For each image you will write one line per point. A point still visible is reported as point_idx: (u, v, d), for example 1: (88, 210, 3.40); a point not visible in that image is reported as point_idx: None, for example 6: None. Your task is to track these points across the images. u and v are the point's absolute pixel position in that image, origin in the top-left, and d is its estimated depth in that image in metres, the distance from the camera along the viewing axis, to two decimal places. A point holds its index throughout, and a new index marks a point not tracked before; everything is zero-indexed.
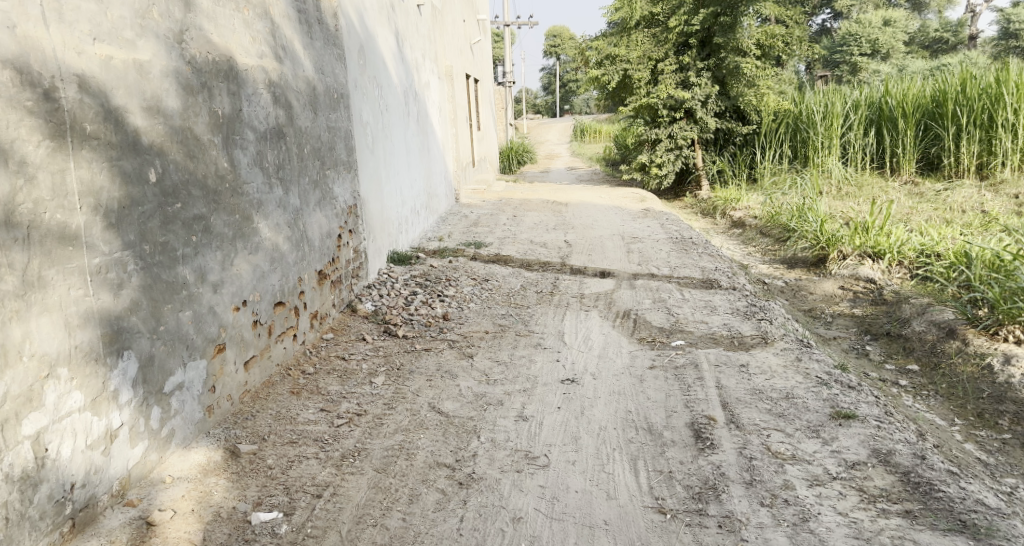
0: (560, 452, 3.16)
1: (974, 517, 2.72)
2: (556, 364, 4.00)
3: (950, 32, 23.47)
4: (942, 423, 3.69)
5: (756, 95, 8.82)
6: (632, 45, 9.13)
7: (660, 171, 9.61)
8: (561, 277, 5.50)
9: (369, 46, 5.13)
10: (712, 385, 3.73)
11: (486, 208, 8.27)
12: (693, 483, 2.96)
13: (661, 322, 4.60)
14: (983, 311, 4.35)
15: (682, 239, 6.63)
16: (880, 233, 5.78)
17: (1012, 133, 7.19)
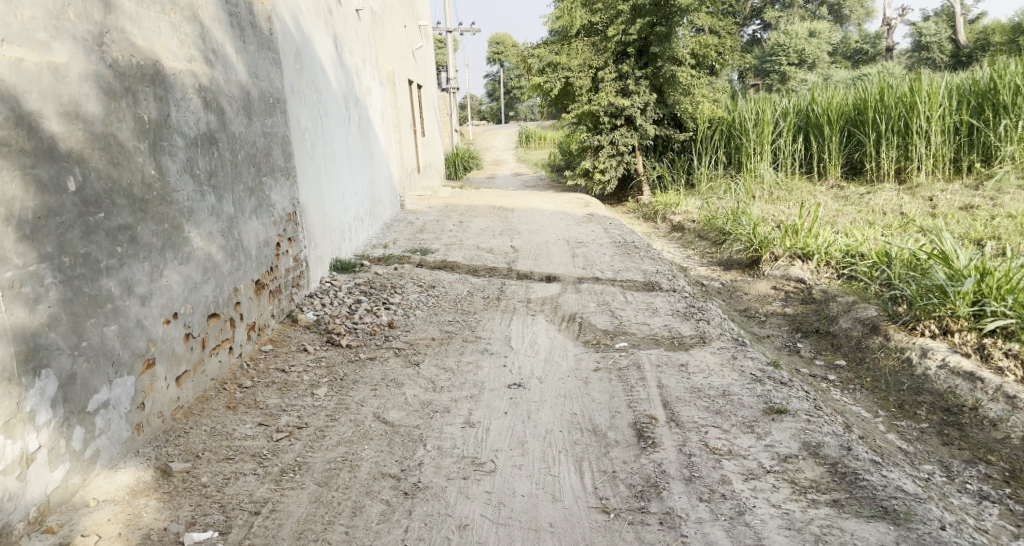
0: (507, 457, 3.24)
1: (895, 503, 2.90)
2: (503, 369, 4.07)
3: (869, 44, 24.53)
4: (867, 415, 3.89)
5: (692, 103, 9.09)
6: (573, 53, 9.29)
7: (602, 176, 9.72)
8: (508, 282, 5.59)
9: (306, 50, 5.14)
10: (654, 386, 3.86)
11: (432, 214, 8.31)
12: (636, 482, 3.08)
13: (605, 324, 4.73)
14: (903, 306, 4.55)
15: (624, 243, 6.80)
16: (809, 235, 6.04)
17: (925, 139, 7.58)
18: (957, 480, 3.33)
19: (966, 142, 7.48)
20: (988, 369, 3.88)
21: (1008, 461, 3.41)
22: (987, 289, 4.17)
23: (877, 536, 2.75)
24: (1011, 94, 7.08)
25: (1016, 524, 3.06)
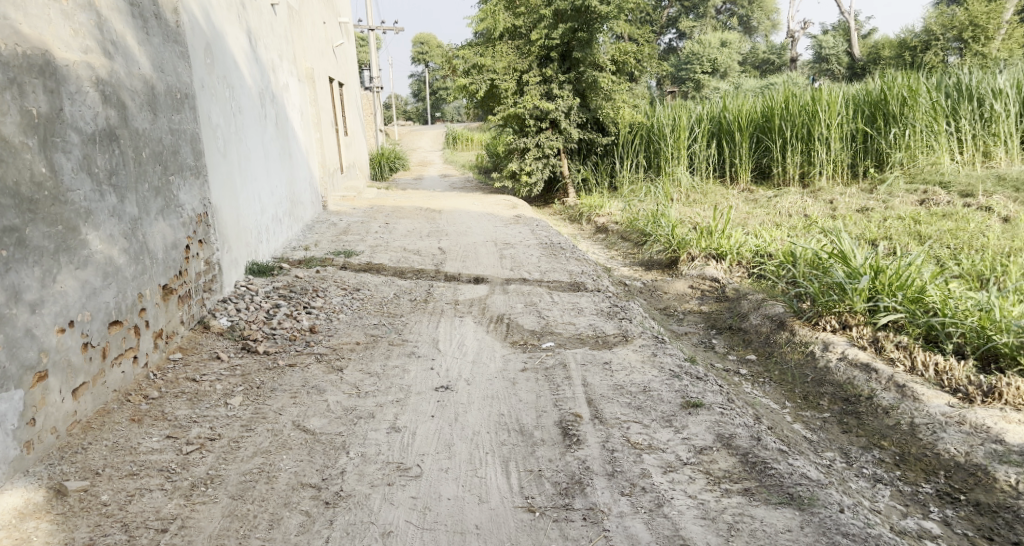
0: (433, 461, 3.30)
1: (799, 489, 3.09)
2: (431, 372, 4.12)
3: (775, 54, 25.62)
4: (775, 406, 4.07)
5: (613, 108, 9.34)
6: (498, 56, 9.30)
7: (529, 179, 9.79)
8: (435, 284, 5.64)
9: (217, 44, 5.08)
10: (579, 384, 3.99)
11: (356, 215, 8.29)
12: (561, 479, 3.20)
13: (531, 325, 4.84)
14: (807, 303, 4.81)
15: (550, 244, 6.94)
16: (722, 236, 6.32)
17: (826, 145, 8.07)
18: (855, 465, 3.53)
19: (862, 149, 8.07)
20: (881, 360, 4.08)
21: (898, 445, 3.60)
22: (881, 286, 4.44)
23: (784, 522, 2.93)
24: (900, 104, 7.69)
25: (906, 504, 3.26)
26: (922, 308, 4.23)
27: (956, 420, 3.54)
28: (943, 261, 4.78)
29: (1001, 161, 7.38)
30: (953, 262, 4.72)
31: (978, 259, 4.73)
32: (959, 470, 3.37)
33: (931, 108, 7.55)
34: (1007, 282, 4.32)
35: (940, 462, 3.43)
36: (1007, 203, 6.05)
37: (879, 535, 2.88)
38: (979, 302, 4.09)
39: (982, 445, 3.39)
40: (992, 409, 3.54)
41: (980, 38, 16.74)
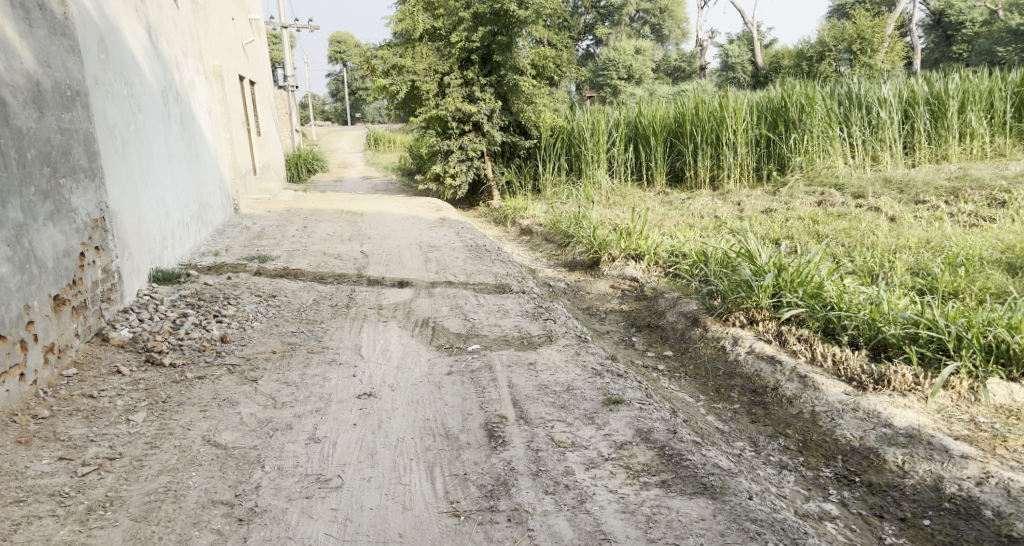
0: (354, 471, 3.33)
1: (712, 479, 3.25)
2: (353, 380, 4.14)
3: (686, 62, 26.50)
4: (691, 399, 4.25)
5: (534, 111, 9.49)
6: (418, 57, 9.28)
7: (454, 181, 9.83)
8: (357, 289, 5.64)
9: (112, 39, 4.96)
10: (504, 385, 4.08)
11: (271, 219, 8.17)
12: (486, 482, 3.28)
13: (456, 327, 4.90)
14: (718, 300, 5.03)
15: (475, 246, 7.02)
16: (640, 237, 6.51)
17: (733, 150, 8.46)
18: (763, 453, 3.70)
19: (765, 153, 8.54)
20: (785, 353, 4.31)
21: (802, 433, 3.79)
22: (784, 282, 4.70)
23: (698, 511, 3.08)
24: (798, 111, 8.27)
25: (809, 488, 3.44)
26: (820, 303, 4.50)
27: (851, 406, 3.75)
28: (839, 259, 5.09)
29: (888, 165, 8.00)
30: (847, 259, 5.02)
31: (869, 256, 5.06)
32: (854, 454, 3.56)
33: (825, 115, 8.13)
34: (895, 277, 4.63)
35: (838, 447, 3.63)
36: (894, 203, 6.48)
37: (785, 519, 3.06)
38: (871, 296, 4.37)
39: (874, 430, 3.58)
40: (883, 395, 3.76)
41: (867, 50, 18.19)
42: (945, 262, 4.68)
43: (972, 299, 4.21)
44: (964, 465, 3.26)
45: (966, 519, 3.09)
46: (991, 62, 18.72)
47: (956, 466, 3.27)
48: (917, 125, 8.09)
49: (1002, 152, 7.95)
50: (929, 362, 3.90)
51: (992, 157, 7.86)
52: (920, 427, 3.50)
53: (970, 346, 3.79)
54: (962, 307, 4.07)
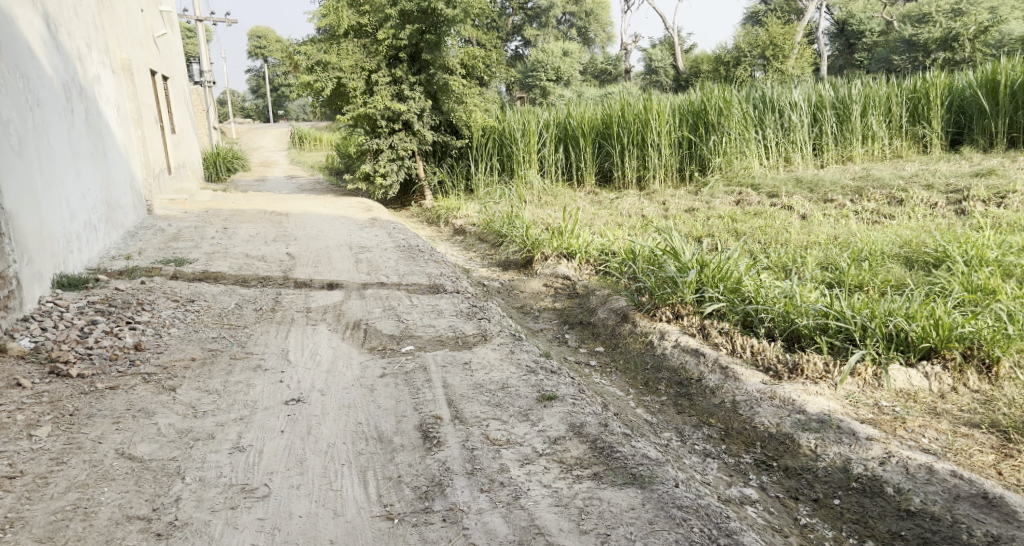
0: (283, 479, 3.34)
1: (641, 469, 3.38)
2: (280, 385, 4.13)
3: (611, 65, 27.06)
4: (621, 393, 4.38)
5: (465, 111, 9.54)
6: (343, 54, 9.06)
7: (384, 181, 9.72)
8: (284, 292, 5.61)
9: (4, 29, 4.82)
10: (439, 386, 4.13)
11: (189, 220, 8.01)
12: (421, 483, 3.33)
13: (390, 329, 4.92)
14: (645, 296, 5.17)
15: (408, 247, 7.04)
16: (571, 236, 6.62)
17: (658, 151, 8.74)
18: (688, 442, 3.86)
19: (687, 154, 8.86)
20: (708, 345, 4.49)
21: (724, 421, 3.96)
22: (706, 278, 4.89)
23: (628, 501, 3.20)
24: (717, 114, 8.56)
25: (730, 474, 3.62)
26: (740, 298, 4.70)
27: (768, 395, 3.94)
28: (755, 256, 5.32)
29: (799, 165, 8.43)
30: (763, 256, 5.25)
31: (784, 252, 5.31)
32: (771, 439, 3.74)
33: (741, 117, 8.48)
34: (807, 272, 4.88)
35: (757, 434, 3.81)
36: (805, 202, 6.79)
37: (708, 504, 3.21)
38: (785, 290, 4.59)
39: (789, 417, 3.77)
40: (797, 384, 3.96)
41: (779, 56, 19.00)
42: (851, 257, 4.97)
43: (875, 292, 4.49)
44: (868, 446, 3.47)
45: (871, 497, 3.30)
46: (889, 70, 19.81)
47: (861, 447, 3.48)
48: (824, 128, 8.57)
49: (899, 154, 8.49)
50: (838, 351, 4.14)
51: (890, 158, 8.41)
52: (830, 412, 3.71)
53: (873, 335, 4.03)
54: (867, 299, 4.33)
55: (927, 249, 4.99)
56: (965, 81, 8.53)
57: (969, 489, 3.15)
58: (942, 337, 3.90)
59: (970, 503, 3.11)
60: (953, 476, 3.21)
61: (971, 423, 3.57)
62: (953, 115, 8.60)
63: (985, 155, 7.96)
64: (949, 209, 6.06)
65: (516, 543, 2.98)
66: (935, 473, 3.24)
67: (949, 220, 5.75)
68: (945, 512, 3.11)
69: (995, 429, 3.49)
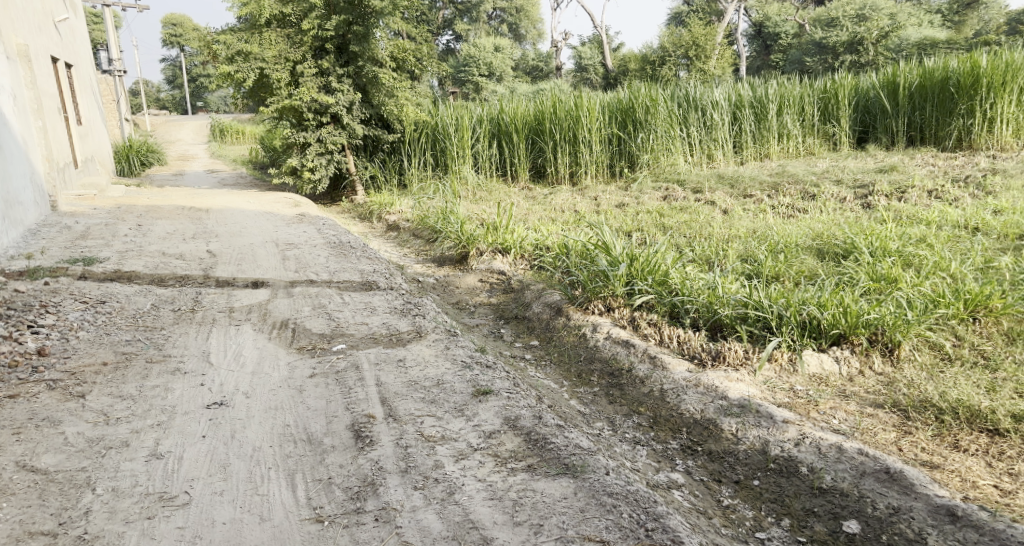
0: (204, 485, 3.33)
1: (574, 459, 3.49)
2: (201, 389, 4.07)
3: (543, 62, 27.37)
4: (555, 385, 4.47)
5: (396, 104, 9.42)
6: (266, 44, 8.92)
7: (312, 175, 9.50)
8: (205, 291, 5.50)
9: None
10: (372, 384, 4.14)
11: (99, 216, 7.77)
12: (352, 484, 3.36)
13: (320, 328, 4.90)
14: (578, 290, 5.26)
15: (338, 243, 6.99)
16: (506, 231, 6.67)
17: (589, 147, 8.95)
18: (619, 431, 3.98)
19: (616, 151, 9.10)
20: (637, 336, 4.62)
21: (652, 410, 4.09)
22: (635, 271, 5.02)
23: (560, 491, 3.30)
24: (644, 111, 8.82)
25: (659, 460, 3.75)
26: (667, 290, 4.86)
27: (693, 383, 4.09)
28: (681, 249, 5.49)
29: (721, 163, 8.76)
30: (688, 249, 5.43)
31: (707, 245, 5.50)
32: (696, 425, 3.89)
33: (667, 115, 8.75)
34: (728, 264, 5.08)
35: (683, 421, 3.95)
36: (726, 197, 7.03)
37: (637, 490, 3.33)
38: (709, 282, 4.77)
39: (712, 403, 3.93)
40: (720, 371, 4.14)
41: (701, 57, 19.57)
42: (769, 250, 5.19)
43: (789, 282, 4.70)
44: (785, 429, 3.65)
45: (787, 477, 3.47)
46: (801, 71, 20.58)
47: (778, 430, 3.65)
48: (743, 126, 8.89)
49: (812, 151, 8.90)
50: (756, 339, 4.32)
51: (804, 155, 8.80)
52: (750, 398, 3.88)
53: (788, 322, 4.23)
54: (782, 289, 4.53)
55: (837, 241, 5.26)
56: (869, 82, 9.03)
57: (874, 465, 3.35)
58: (850, 324, 4.12)
59: (874, 479, 3.31)
60: (859, 454, 3.41)
61: (876, 404, 3.79)
62: (859, 115, 9.12)
63: (888, 152, 8.44)
64: (856, 204, 6.38)
65: (449, 539, 3.05)
66: (844, 452, 3.44)
67: (857, 213, 6.06)
68: (853, 488, 3.31)
69: (896, 409, 3.71)
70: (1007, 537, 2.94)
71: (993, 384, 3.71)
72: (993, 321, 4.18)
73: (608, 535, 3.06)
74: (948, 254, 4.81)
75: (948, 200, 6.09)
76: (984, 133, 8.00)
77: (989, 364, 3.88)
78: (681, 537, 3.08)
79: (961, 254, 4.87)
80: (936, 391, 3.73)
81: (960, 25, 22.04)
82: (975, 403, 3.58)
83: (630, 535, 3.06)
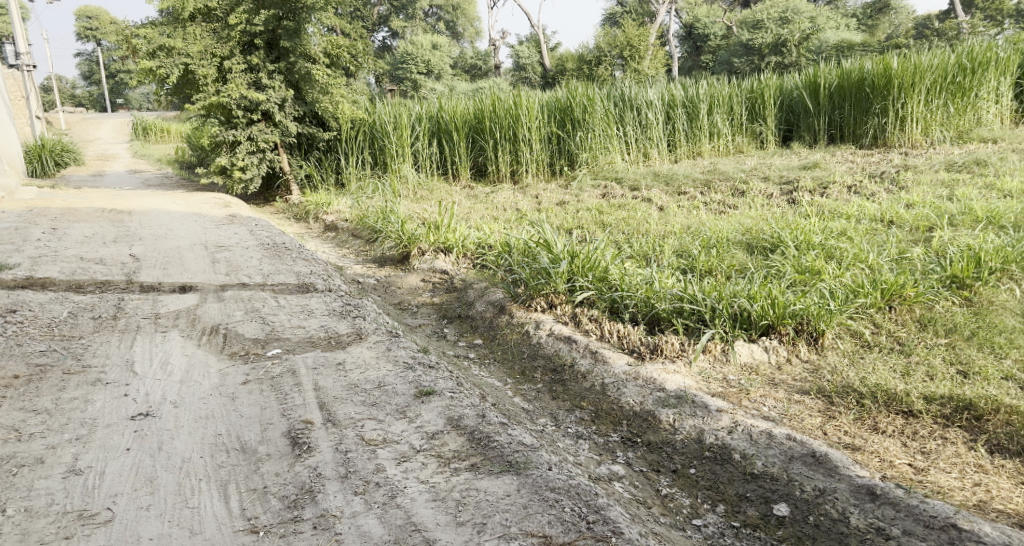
0: (129, 500, 3.28)
1: (517, 455, 3.54)
2: (125, 399, 3.99)
3: (481, 60, 27.53)
4: (498, 383, 4.51)
5: (331, 102, 9.25)
6: (190, 38, 8.59)
7: (243, 174, 9.23)
8: (127, 297, 5.38)
9: None
10: (309, 389, 4.12)
11: (10, 221, 7.51)
12: (289, 492, 3.35)
13: (255, 333, 4.84)
14: (521, 287, 5.31)
15: (272, 244, 6.91)
16: (448, 230, 6.69)
17: (529, 145, 9.06)
18: (562, 427, 4.05)
19: (556, 150, 9.24)
20: (579, 332, 4.70)
21: (594, 404, 4.17)
22: (576, 268, 5.10)
23: (503, 489, 3.34)
24: (581, 111, 8.99)
25: (600, 453, 3.83)
26: (607, 286, 4.95)
27: (633, 376, 4.19)
28: (619, 245, 5.61)
29: (656, 161, 8.97)
30: (626, 246, 5.54)
31: (643, 241, 5.63)
32: (636, 418, 3.98)
33: (604, 114, 8.92)
34: (664, 259, 5.21)
35: (623, 414, 4.04)
36: (662, 195, 7.19)
37: (579, 484, 3.39)
38: (646, 277, 4.89)
39: (651, 395, 4.03)
40: (657, 363, 4.25)
41: (635, 57, 20.03)
42: (702, 245, 5.35)
43: (721, 275, 4.86)
44: (719, 418, 3.77)
45: (721, 464, 3.59)
46: (729, 71, 21.11)
47: (713, 419, 3.78)
48: (676, 126, 9.11)
49: (741, 149, 9.18)
50: (692, 331, 4.45)
51: (734, 154, 9.07)
52: (686, 388, 4.00)
53: (721, 315, 4.37)
54: (715, 283, 4.68)
55: (765, 236, 5.45)
56: (793, 83, 9.37)
57: (801, 449, 3.49)
58: (778, 315, 4.28)
59: (802, 463, 3.45)
60: (788, 439, 3.55)
61: (803, 390, 3.94)
62: (784, 114, 9.46)
63: (811, 149, 8.77)
64: (782, 199, 6.61)
65: (391, 542, 3.07)
66: (774, 438, 3.58)
67: (783, 208, 6.29)
68: (782, 472, 3.44)
69: (821, 394, 3.88)
70: (921, 512, 3.10)
71: (908, 368, 3.92)
72: (907, 308, 4.40)
73: (550, 530, 3.11)
74: (866, 246, 5.05)
75: (865, 195, 6.36)
76: (897, 131, 8.39)
77: (904, 349, 4.09)
78: (621, 528, 3.15)
79: (877, 246, 5.11)
80: (857, 376, 3.91)
81: (873, 29, 23.06)
82: (891, 387, 3.77)
83: (572, 528, 3.13)
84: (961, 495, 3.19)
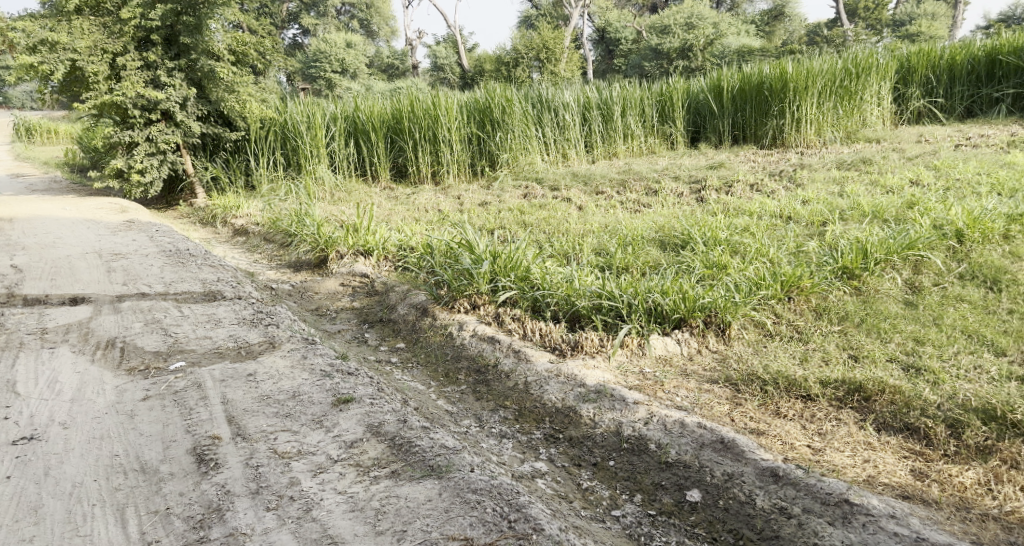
0: (11, 533, 3.20)
1: (438, 459, 3.57)
2: (6, 423, 3.85)
3: (398, 59, 27.36)
4: (421, 387, 4.53)
5: (237, 101, 9.08)
6: (77, 32, 8.27)
7: (141, 177, 8.92)
8: (8, 313, 5.19)
9: None
10: (216, 402, 4.05)
11: None
12: (195, 512, 3.30)
13: (156, 345, 4.72)
14: (443, 289, 5.34)
15: (174, 251, 6.73)
16: (368, 233, 6.66)
17: (450, 146, 9.10)
18: (486, 427, 4.09)
19: (477, 150, 9.32)
20: (502, 332, 4.76)
21: (517, 403, 4.23)
22: (498, 269, 5.16)
23: (424, 494, 3.37)
24: (500, 111, 9.09)
25: (523, 451, 3.89)
26: (529, 285, 5.03)
27: (555, 373, 4.27)
28: (541, 245, 5.71)
29: (575, 161, 9.16)
30: (547, 245, 5.65)
31: (563, 240, 5.75)
32: (558, 414, 4.06)
33: (522, 115, 9.06)
34: (583, 258, 5.34)
35: (546, 411, 4.11)
36: (580, 195, 7.34)
37: (500, 484, 3.44)
38: (566, 276, 5.00)
39: (572, 391, 4.12)
40: (578, 359, 4.36)
41: (551, 59, 20.45)
42: (618, 243, 5.51)
43: (637, 272, 5.02)
44: (636, 411, 3.88)
45: (638, 455, 3.71)
46: (641, 74, 21.61)
47: (630, 411, 3.89)
48: (593, 127, 9.32)
49: (653, 151, 9.44)
50: (610, 327, 4.57)
51: (647, 154, 9.33)
52: (605, 383, 4.11)
53: (636, 310, 4.51)
54: (631, 279, 4.83)
55: (676, 233, 5.64)
56: (699, 86, 9.69)
57: (711, 436, 3.63)
58: (688, 308, 4.45)
59: (713, 451, 3.59)
60: (699, 427, 3.69)
61: (713, 380, 4.11)
62: (691, 116, 9.77)
63: (717, 150, 9.10)
64: (691, 198, 6.84)
65: None
66: (686, 427, 3.71)
67: (692, 207, 6.50)
68: (694, 459, 3.58)
69: (728, 383, 4.05)
70: (818, 491, 3.27)
71: (806, 355, 4.14)
72: (804, 299, 4.63)
73: (471, 533, 3.16)
74: (766, 242, 5.29)
75: (766, 193, 6.65)
76: (795, 132, 8.79)
77: (802, 337, 4.31)
78: (542, 524, 3.21)
79: (777, 241, 5.36)
80: (760, 364, 4.10)
81: (771, 35, 24.02)
82: (791, 373, 3.97)
83: (492, 529, 3.18)
84: (852, 472, 3.38)
